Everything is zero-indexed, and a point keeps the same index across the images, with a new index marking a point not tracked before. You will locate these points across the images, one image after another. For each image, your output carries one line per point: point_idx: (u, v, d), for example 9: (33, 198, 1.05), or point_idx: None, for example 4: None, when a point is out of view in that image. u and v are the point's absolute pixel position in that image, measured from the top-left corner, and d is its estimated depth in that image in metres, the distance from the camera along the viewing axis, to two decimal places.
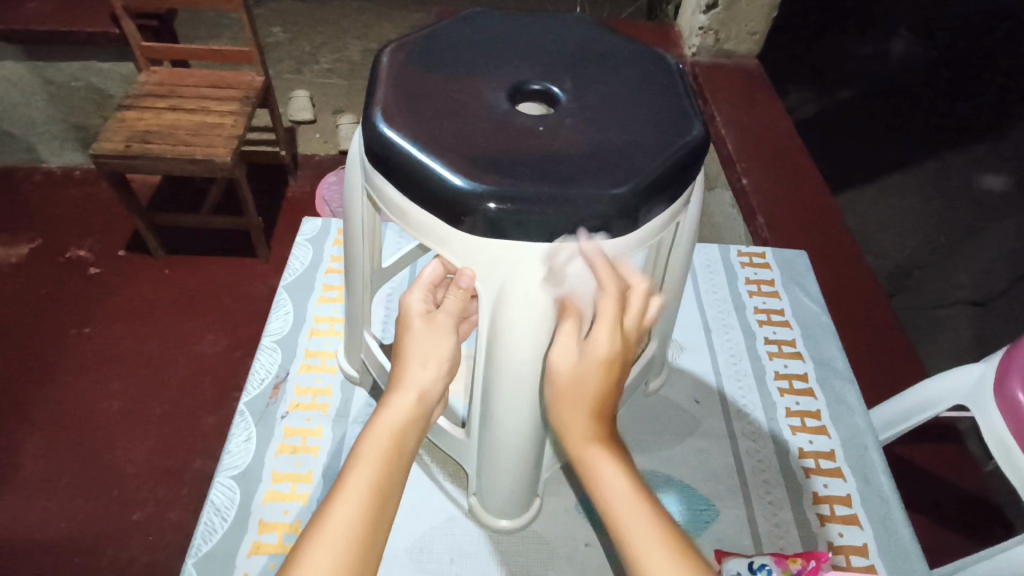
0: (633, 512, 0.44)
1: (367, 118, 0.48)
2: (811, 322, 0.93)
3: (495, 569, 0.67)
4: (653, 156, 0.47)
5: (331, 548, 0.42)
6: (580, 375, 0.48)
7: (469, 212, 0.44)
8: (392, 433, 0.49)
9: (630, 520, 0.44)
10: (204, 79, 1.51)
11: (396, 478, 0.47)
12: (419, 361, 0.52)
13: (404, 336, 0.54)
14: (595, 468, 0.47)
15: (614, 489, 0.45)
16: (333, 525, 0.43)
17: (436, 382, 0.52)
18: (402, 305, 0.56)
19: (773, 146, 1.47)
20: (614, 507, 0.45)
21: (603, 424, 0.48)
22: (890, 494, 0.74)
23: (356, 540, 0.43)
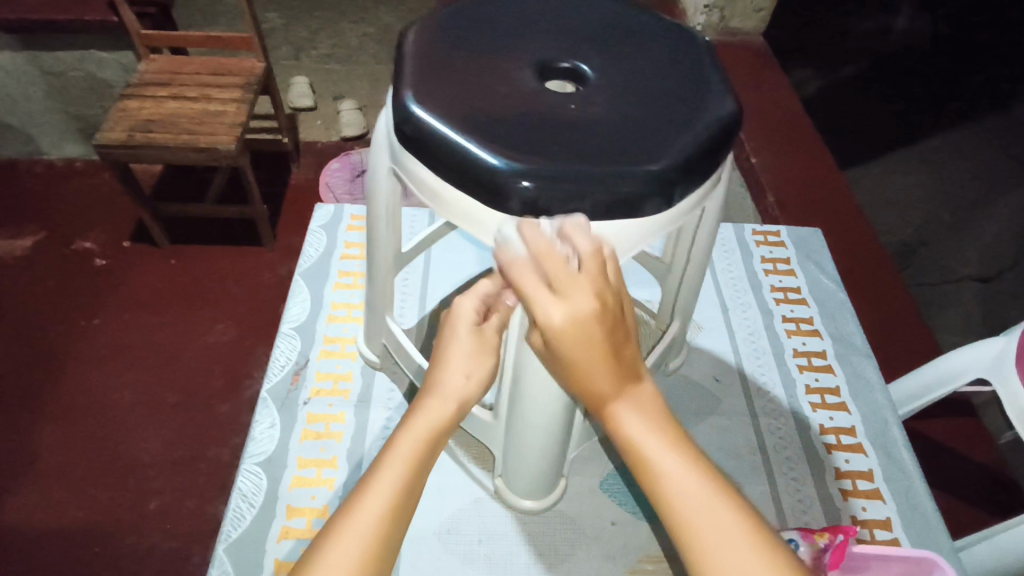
0: (672, 465, 0.42)
1: (396, 98, 0.48)
2: (828, 300, 0.93)
3: (524, 549, 0.67)
4: (687, 132, 0.46)
5: (356, 534, 0.42)
6: (573, 330, 0.43)
7: (503, 192, 0.44)
8: (425, 436, 0.47)
9: (672, 472, 0.42)
10: (204, 66, 1.50)
11: (423, 476, 0.46)
12: (458, 368, 0.51)
13: (448, 341, 0.52)
14: (621, 422, 0.45)
15: (647, 444, 0.44)
16: (361, 515, 0.42)
17: (472, 396, 0.51)
18: (453, 308, 0.53)
19: (779, 126, 1.47)
20: (648, 463, 0.43)
21: (616, 374, 0.45)
22: (912, 468, 0.75)
23: (376, 533, 0.42)
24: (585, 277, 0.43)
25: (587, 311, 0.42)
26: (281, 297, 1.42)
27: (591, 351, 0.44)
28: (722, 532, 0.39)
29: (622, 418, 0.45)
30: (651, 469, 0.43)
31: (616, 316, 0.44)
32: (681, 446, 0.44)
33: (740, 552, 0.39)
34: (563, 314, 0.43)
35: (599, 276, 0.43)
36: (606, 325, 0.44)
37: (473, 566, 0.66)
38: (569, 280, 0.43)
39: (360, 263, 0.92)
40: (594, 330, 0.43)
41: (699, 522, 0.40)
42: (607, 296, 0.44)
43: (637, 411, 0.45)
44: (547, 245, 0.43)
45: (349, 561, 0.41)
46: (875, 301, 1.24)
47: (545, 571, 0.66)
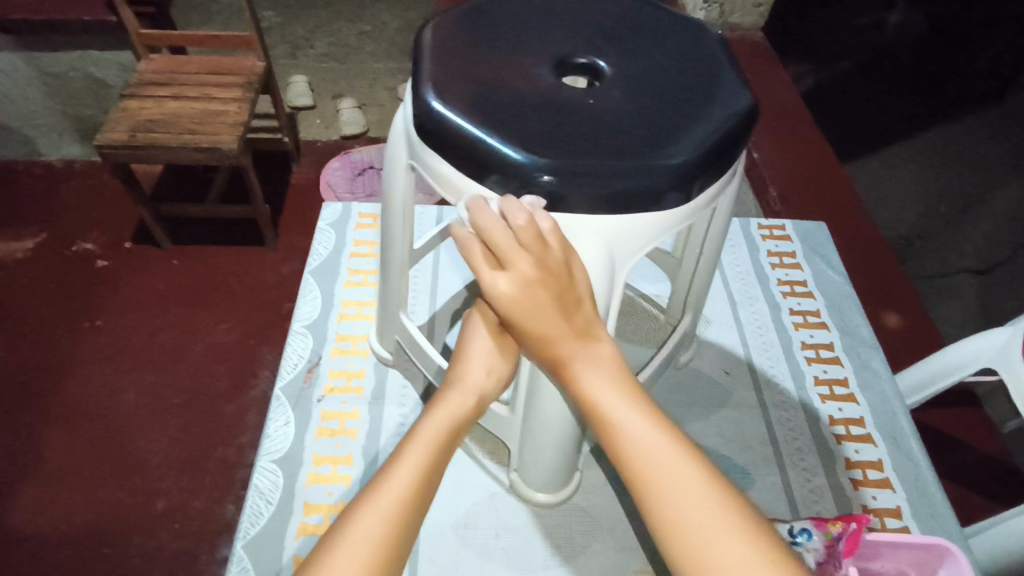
0: (628, 417, 0.42)
1: (417, 94, 0.48)
2: (834, 292, 0.94)
3: (540, 542, 0.68)
4: (706, 125, 0.47)
5: (379, 509, 0.41)
6: (522, 300, 0.45)
7: (527, 186, 0.44)
8: (447, 423, 0.48)
9: (629, 425, 0.42)
10: (204, 65, 1.49)
11: (444, 461, 0.47)
12: (480, 363, 0.53)
13: (469, 337, 0.55)
14: (579, 378, 0.45)
15: (605, 398, 0.44)
16: (384, 492, 0.42)
17: (492, 390, 0.53)
18: (474, 308, 0.57)
19: (779, 121, 1.48)
20: (607, 416, 0.43)
21: (573, 333, 0.45)
22: (921, 457, 0.76)
23: (399, 510, 0.42)
24: (525, 247, 0.44)
25: (531, 278, 0.44)
26: (285, 296, 1.42)
27: (542, 319, 0.45)
28: (675, 476, 0.39)
29: (580, 374, 0.45)
30: (609, 422, 0.43)
31: (565, 282, 0.44)
32: (639, 400, 0.44)
33: (695, 491, 0.38)
34: (511, 285, 0.45)
35: (537, 247, 0.43)
36: (552, 291, 0.44)
37: (491, 559, 0.66)
38: (512, 250, 0.44)
39: (369, 261, 0.93)
40: (543, 297, 0.44)
41: (653, 469, 0.40)
42: (554, 263, 0.44)
43: (594, 367, 0.45)
44: (489, 219, 0.44)
45: (371, 535, 0.40)
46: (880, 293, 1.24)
47: (562, 563, 0.66)
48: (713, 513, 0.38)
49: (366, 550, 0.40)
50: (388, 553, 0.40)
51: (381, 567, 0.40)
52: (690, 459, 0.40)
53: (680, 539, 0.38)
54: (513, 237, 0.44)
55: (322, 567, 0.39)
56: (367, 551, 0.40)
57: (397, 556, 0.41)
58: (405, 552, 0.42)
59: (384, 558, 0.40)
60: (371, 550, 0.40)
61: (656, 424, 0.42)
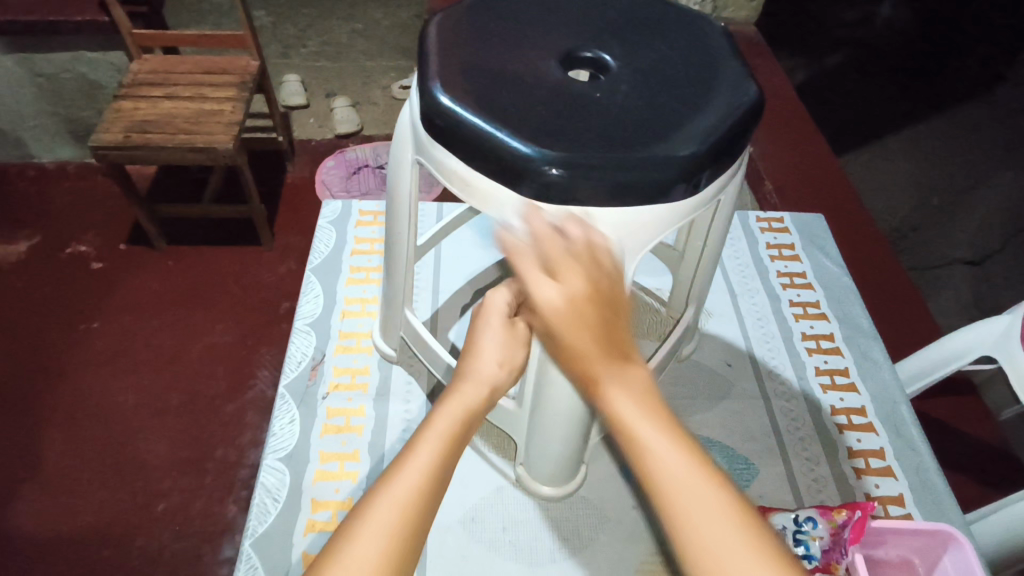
0: (663, 454, 0.36)
1: (425, 89, 0.48)
2: (832, 284, 0.94)
3: (548, 534, 0.68)
4: (713, 117, 0.48)
5: (394, 500, 0.41)
6: (562, 312, 0.41)
7: (536, 180, 0.45)
8: (460, 414, 0.48)
9: (662, 462, 0.35)
10: (198, 65, 1.48)
11: (458, 453, 0.46)
12: (491, 356, 0.52)
13: (479, 329, 0.54)
14: (610, 402, 0.39)
15: (638, 429, 0.37)
16: (398, 484, 0.42)
17: (504, 382, 0.52)
18: (485, 301, 0.56)
19: (774, 115, 1.49)
20: (639, 447, 0.36)
21: (611, 349, 0.40)
22: (922, 444, 0.76)
23: (414, 502, 0.42)
24: (580, 262, 0.42)
25: (576, 293, 0.41)
26: (282, 295, 1.41)
27: (581, 333, 0.41)
28: (720, 536, 0.33)
29: (612, 397, 0.39)
30: (640, 454, 0.36)
31: (612, 296, 0.42)
32: (675, 429, 0.37)
33: (737, 550, 0.33)
34: (556, 296, 0.41)
35: (595, 261, 0.43)
36: (600, 307, 0.41)
37: (499, 553, 0.66)
38: (562, 264, 0.42)
39: (370, 259, 0.93)
40: (588, 311, 0.41)
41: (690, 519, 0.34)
42: (600, 275, 0.42)
43: (628, 390, 0.39)
44: (547, 231, 0.44)
45: (386, 527, 0.40)
46: (878, 283, 1.25)
47: (570, 556, 0.67)
48: (762, 572, 0.32)
49: (381, 542, 0.40)
50: (404, 543, 0.40)
51: (397, 558, 0.40)
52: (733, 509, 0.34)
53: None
54: (568, 249, 0.43)
55: (338, 558, 0.39)
56: (383, 543, 0.40)
57: (413, 547, 0.41)
58: (420, 543, 0.42)
59: (400, 549, 0.40)
60: (387, 541, 0.40)
61: (696, 461, 0.36)
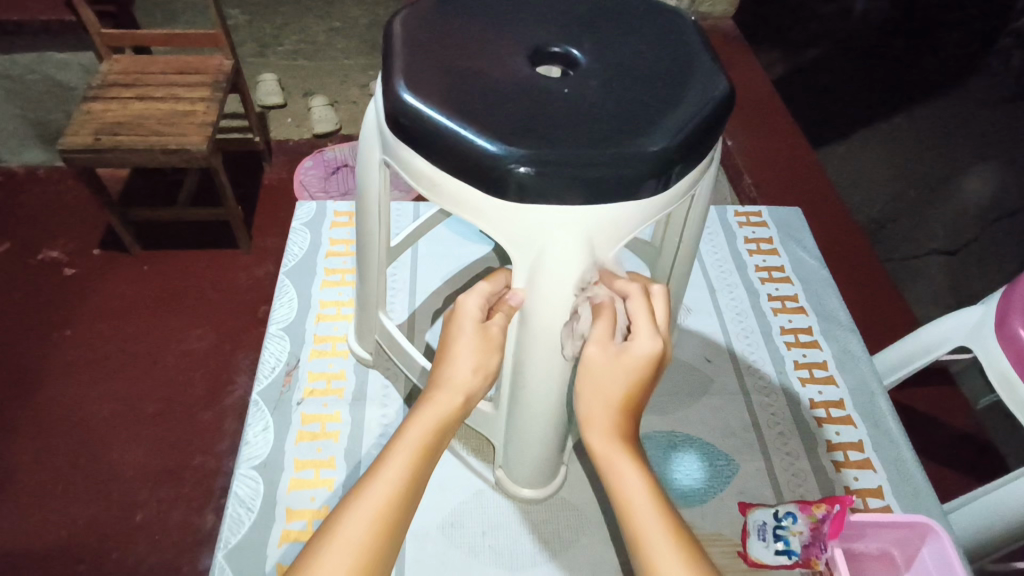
0: (650, 519, 0.44)
1: (389, 88, 0.47)
2: (811, 276, 0.95)
3: (528, 537, 0.67)
4: (683, 112, 0.47)
5: (365, 513, 0.41)
6: (614, 369, 0.49)
7: (503, 179, 0.44)
8: (431, 423, 0.47)
9: (646, 526, 0.44)
10: (170, 65, 1.45)
11: (430, 462, 0.46)
12: (466, 363, 0.51)
13: (455, 335, 0.52)
14: (619, 471, 0.46)
15: (631, 491, 0.45)
16: (369, 498, 0.42)
17: (478, 388, 0.51)
18: (458, 304, 0.53)
19: (751, 110, 1.50)
20: (636, 516, 0.44)
21: (627, 424, 0.49)
22: (900, 437, 0.77)
23: (386, 515, 0.41)
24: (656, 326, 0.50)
25: (648, 354, 0.48)
26: (260, 299, 1.39)
27: (614, 393, 0.49)
28: None
29: (620, 467, 0.47)
30: (636, 521, 0.44)
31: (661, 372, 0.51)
32: (658, 496, 0.45)
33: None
34: (608, 355, 0.49)
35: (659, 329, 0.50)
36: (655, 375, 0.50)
37: (478, 558, 0.66)
38: (641, 323, 0.49)
39: (345, 260, 0.91)
40: (636, 376, 0.49)
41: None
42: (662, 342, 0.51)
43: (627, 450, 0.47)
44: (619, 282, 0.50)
45: (356, 539, 0.40)
46: (856, 277, 1.26)
47: (550, 559, 0.66)
48: None
49: (351, 558, 0.39)
50: (376, 554, 0.40)
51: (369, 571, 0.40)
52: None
53: None
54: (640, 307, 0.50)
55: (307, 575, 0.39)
56: (353, 558, 0.39)
57: (385, 557, 0.41)
58: (393, 552, 0.42)
59: (372, 560, 0.40)
60: (357, 555, 0.40)
61: (674, 531, 0.43)
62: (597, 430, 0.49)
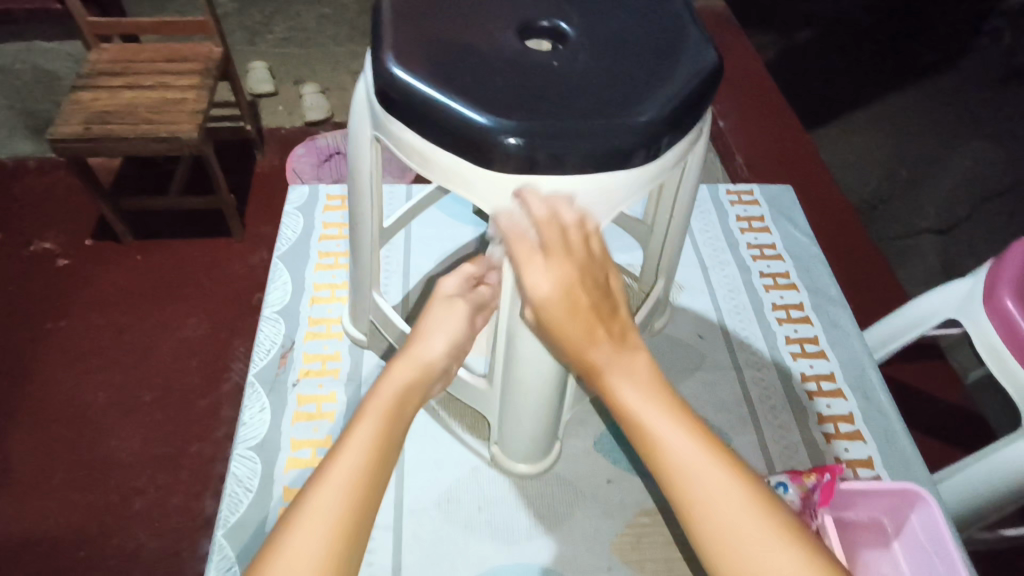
0: (692, 453, 0.42)
1: (379, 63, 0.47)
2: (802, 253, 0.95)
3: (524, 511, 0.68)
4: (672, 83, 0.47)
5: (334, 484, 0.40)
6: (552, 304, 0.45)
7: (492, 151, 0.44)
8: (397, 389, 0.48)
9: (691, 463, 0.41)
10: (159, 53, 1.44)
11: (400, 426, 0.46)
12: (436, 338, 0.53)
13: (426, 318, 0.55)
14: (620, 394, 0.44)
15: (644, 416, 0.43)
16: (336, 471, 0.41)
17: (440, 357, 0.52)
18: (436, 291, 0.59)
19: (742, 92, 1.51)
20: (650, 438, 0.43)
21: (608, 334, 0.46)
22: (890, 408, 0.78)
23: (358, 481, 0.41)
24: (571, 248, 0.45)
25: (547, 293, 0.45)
26: (255, 288, 1.39)
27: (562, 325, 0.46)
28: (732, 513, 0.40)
29: (618, 387, 0.45)
30: (652, 446, 0.43)
31: (601, 286, 0.47)
32: (678, 411, 0.44)
33: (753, 528, 0.40)
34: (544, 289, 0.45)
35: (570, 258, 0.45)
36: (590, 295, 0.46)
37: (474, 532, 0.66)
38: (541, 258, 0.45)
39: (339, 244, 0.91)
40: (568, 306, 0.45)
41: (699, 492, 0.41)
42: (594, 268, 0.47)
43: (631, 378, 0.45)
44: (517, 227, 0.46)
45: (330, 512, 0.39)
46: (850, 255, 1.26)
47: (546, 532, 0.67)
48: (769, 536, 0.39)
49: (330, 525, 0.39)
50: (354, 519, 0.39)
51: (348, 536, 0.39)
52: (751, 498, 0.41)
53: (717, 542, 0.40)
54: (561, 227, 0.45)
55: (280, 552, 0.37)
56: (331, 527, 0.39)
57: (364, 521, 0.40)
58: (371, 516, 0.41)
59: (346, 532, 0.39)
60: (335, 521, 0.39)
61: (706, 446, 0.42)
62: (591, 353, 0.46)
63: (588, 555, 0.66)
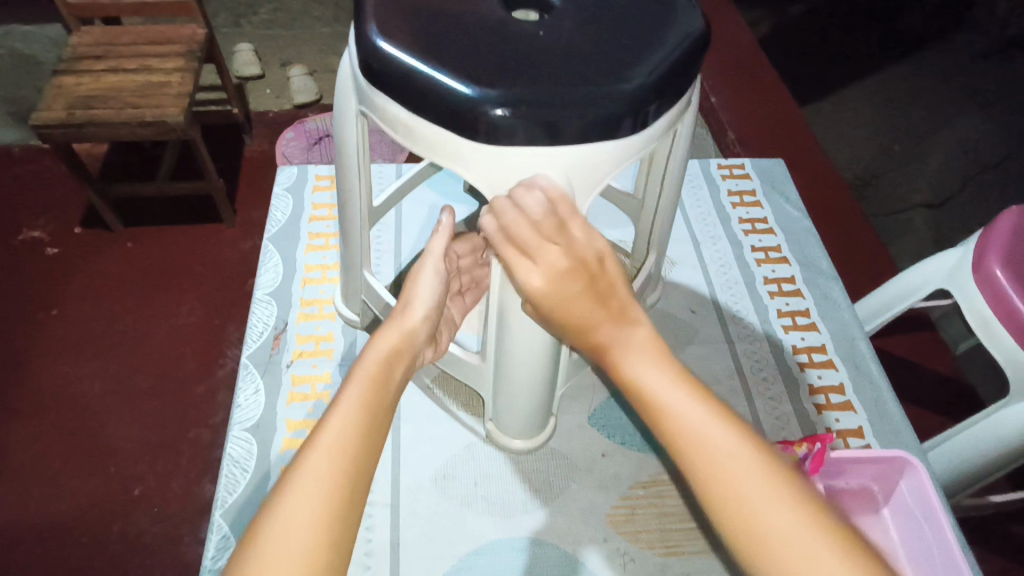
0: (716, 435, 0.40)
1: (362, 35, 0.47)
2: (793, 226, 0.96)
3: (520, 486, 0.69)
4: (657, 51, 0.47)
5: (328, 445, 0.38)
6: (553, 291, 0.46)
7: (478, 122, 0.44)
8: (382, 355, 0.46)
9: (714, 440, 0.39)
10: (141, 36, 1.41)
11: (388, 388, 0.44)
12: (418, 305, 0.52)
13: (413, 285, 0.54)
14: (625, 367, 0.44)
15: (648, 382, 0.43)
16: (328, 432, 0.39)
17: (419, 327, 0.51)
18: (415, 267, 0.56)
19: (734, 68, 1.50)
20: (653, 404, 0.42)
21: (613, 306, 0.47)
22: (880, 378, 0.79)
23: (350, 443, 0.39)
24: (552, 238, 0.46)
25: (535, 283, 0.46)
26: (247, 274, 1.38)
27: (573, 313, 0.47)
28: (746, 475, 0.38)
29: (624, 362, 0.45)
30: (658, 410, 0.42)
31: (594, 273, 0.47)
32: (683, 378, 0.43)
33: (765, 492, 0.37)
34: (542, 278, 0.47)
35: (566, 249, 0.46)
36: (582, 281, 0.46)
37: (471, 507, 0.67)
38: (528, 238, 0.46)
39: (329, 225, 0.91)
40: (570, 287, 0.46)
41: (710, 452, 0.39)
42: (585, 255, 0.47)
43: (635, 352, 0.45)
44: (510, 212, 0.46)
45: (323, 471, 0.37)
46: (844, 229, 1.26)
47: (542, 506, 0.68)
48: (785, 507, 0.37)
49: (323, 490, 0.37)
50: (349, 481, 0.38)
51: (344, 498, 0.37)
52: (776, 471, 0.38)
53: (730, 508, 0.38)
54: (533, 225, 0.45)
55: (277, 515, 0.36)
56: (325, 490, 0.37)
57: (359, 485, 0.38)
58: (366, 479, 0.39)
59: (345, 494, 0.37)
60: (330, 484, 0.37)
61: (713, 411, 0.41)
62: (613, 337, 0.46)
63: (584, 528, 0.66)
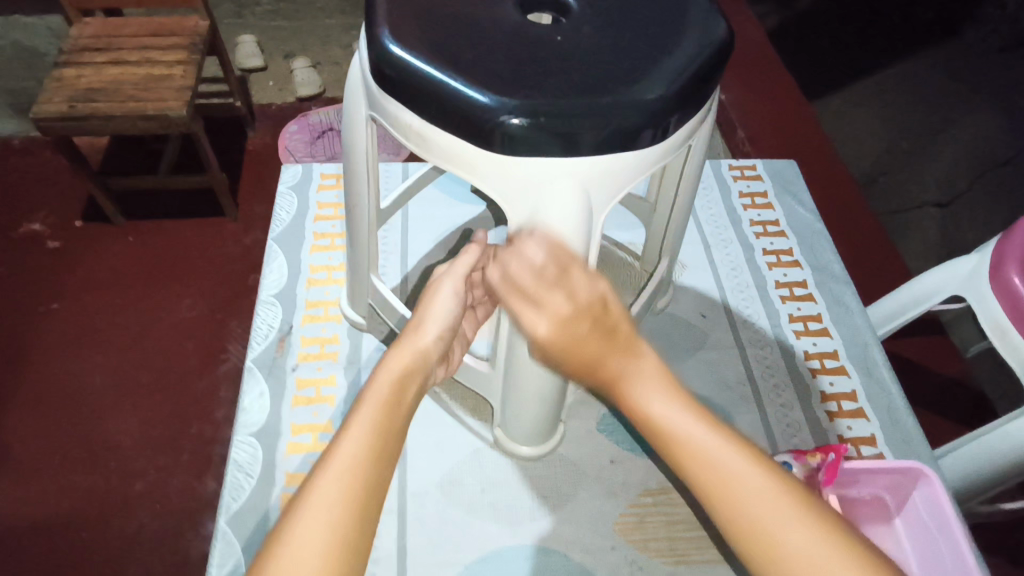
0: (731, 462, 0.40)
1: (374, 39, 0.46)
2: (805, 229, 0.94)
3: (528, 493, 0.68)
4: (678, 57, 0.46)
5: (338, 471, 0.38)
6: (562, 337, 0.45)
7: (493, 131, 0.42)
8: (394, 376, 0.45)
9: (733, 471, 0.39)
10: (143, 27, 1.39)
11: (400, 410, 0.43)
12: (431, 326, 0.51)
13: (426, 304, 0.53)
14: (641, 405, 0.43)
15: (665, 418, 0.42)
16: (339, 457, 0.38)
17: (433, 348, 0.50)
18: (429, 287, 0.55)
19: (744, 64, 1.49)
20: (668, 439, 0.42)
21: (621, 343, 0.45)
22: (893, 386, 0.77)
23: (362, 471, 0.38)
24: (550, 282, 0.44)
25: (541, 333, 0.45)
26: (249, 269, 1.37)
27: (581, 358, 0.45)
28: (764, 499, 0.38)
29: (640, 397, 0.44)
30: (672, 445, 0.42)
31: (596, 317, 0.45)
32: (696, 408, 0.43)
33: (782, 516, 0.38)
34: (550, 325, 0.45)
35: (567, 296, 0.44)
36: (590, 324, 0.45)
37: (477, 514, 0.66)
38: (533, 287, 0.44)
39: (334, 224, 0.90)
40: (575, 335, 0.44)
41: (728, 487, 0.39)
42: (589, 300, 0.45)
43: (649, 385, 0.44)
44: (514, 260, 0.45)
45: (334, 498, 0.36)
46: (853, 229, 1.25)
47: (550, 513, 0.67)
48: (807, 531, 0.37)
49: (334, 517, 0.36)
50: (361, 509, 0.37)
51: (356, 526, 0.36)
52: (791, 491, 0.39)
53: (756, 539, 0.38)
54: (535, 273, 0.44)
55: (286, 542, 0.35)
56: (337, 519, 0.36)
57: (369, 511, 0.37)
58: (375, 507, 0.38)
59: (355, 523, 0.36)
60: (341, 512, 0.36)
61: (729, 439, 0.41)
62: (624, 379, 0.44)
63: (592, 536, 0.66)
